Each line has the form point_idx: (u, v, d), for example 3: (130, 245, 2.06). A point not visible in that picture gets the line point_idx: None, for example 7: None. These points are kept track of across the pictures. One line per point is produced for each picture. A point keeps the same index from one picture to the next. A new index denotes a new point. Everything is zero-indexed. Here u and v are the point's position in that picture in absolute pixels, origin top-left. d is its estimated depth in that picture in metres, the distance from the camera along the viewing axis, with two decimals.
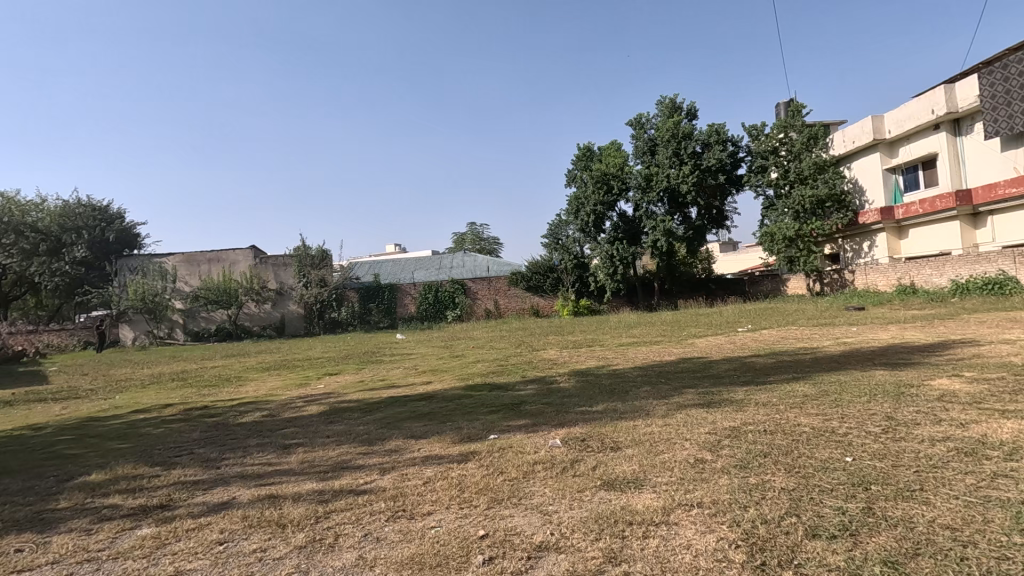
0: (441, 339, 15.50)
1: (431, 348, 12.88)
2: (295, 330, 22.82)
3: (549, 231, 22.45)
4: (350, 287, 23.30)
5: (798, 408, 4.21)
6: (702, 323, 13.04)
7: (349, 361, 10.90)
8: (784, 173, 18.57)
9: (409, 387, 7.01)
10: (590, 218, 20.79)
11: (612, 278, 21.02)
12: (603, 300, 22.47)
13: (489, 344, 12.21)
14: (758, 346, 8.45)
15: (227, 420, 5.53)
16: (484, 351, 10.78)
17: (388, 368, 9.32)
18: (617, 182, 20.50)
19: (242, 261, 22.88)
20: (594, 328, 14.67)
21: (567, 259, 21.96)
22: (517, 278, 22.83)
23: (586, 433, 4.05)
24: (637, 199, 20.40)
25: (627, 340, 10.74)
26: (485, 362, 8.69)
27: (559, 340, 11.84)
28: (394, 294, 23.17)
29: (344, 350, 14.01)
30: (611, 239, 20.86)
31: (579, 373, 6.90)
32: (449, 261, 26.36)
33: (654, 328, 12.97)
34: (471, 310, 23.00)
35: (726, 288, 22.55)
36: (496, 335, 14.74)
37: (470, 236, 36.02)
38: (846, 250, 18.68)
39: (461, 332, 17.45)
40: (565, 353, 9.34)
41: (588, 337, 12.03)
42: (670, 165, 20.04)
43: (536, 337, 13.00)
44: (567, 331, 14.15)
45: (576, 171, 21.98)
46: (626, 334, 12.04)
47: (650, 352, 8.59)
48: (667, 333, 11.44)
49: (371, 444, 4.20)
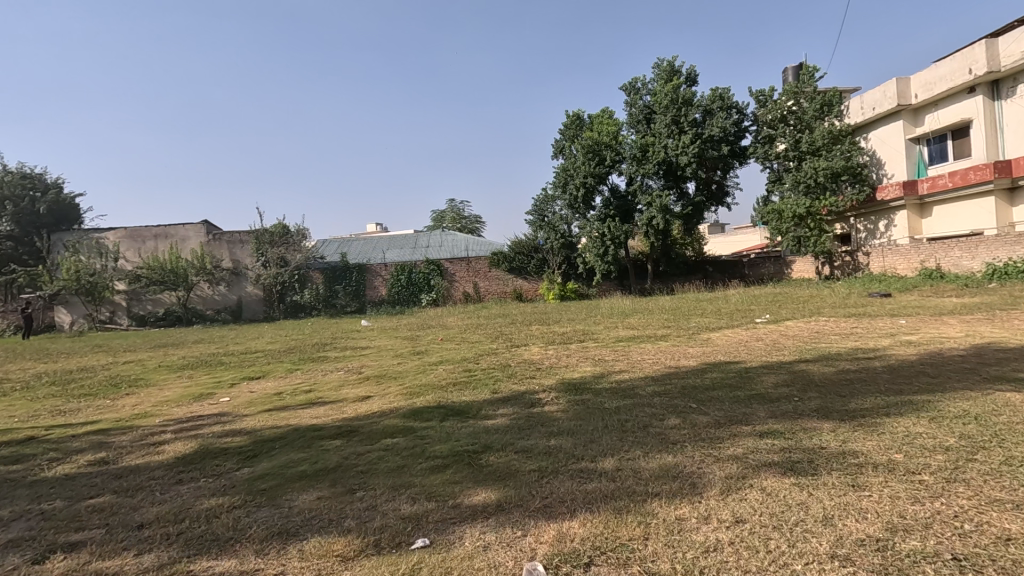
0: (409, 327, 13.55)
1: (392, 340, 10.94)
2: (254, 314, 20.71)
3: (534, 207, 20.53)
4: (315, 268, 21.18)
5: (971, 491, 2.36)
6: (709, 313, 11.25)
7: (286, 358, 8.93)
8: (794, 144, 16.73)
9: (336, 406, 5.06)
10: (580, 192, 18.86)
11: (602, 259, 19.14)
12: (592, 284, 20.64)
13: (461, 336, 10.33)
14: (795, 345, 6.65)
15: (25, 473, 3.53)
16: (453, 346, 8.89)
17: (327, 370, 7.37)
18: (610, 152, 18.55)
19: (193, 237, 20.59)
20: (584, 316, 12.85)
21: (554, 238, 20.06)
22: (499, 258, 20.89)
23: (593, 542, 2.18)
24: (631, 171, 18.49)
25: (625, 334, 8.92)
26: (448, 365, 6.79)
27: (543, 332, 9.99)
28: (363, 275, 21.12)
29: (293, 341, 12.00)
30: (603, 216, 19.00)
31: (572, 387, 5.02)
32: (425, 241, 24.29)
33: (654, 317, 11.17)
34: (448, 294, 21.07)
35: (724, 271, 20.86)
36: (471, 324, 12.85)
37: (450, 213, 33.88)
38: (859, 231, 16.99)
39: (434, 319, 15.54)
40: (550, 351, 7.46)
41: (578, 328, 10.17)
42: (668, 134, 18.12)
43: (516, 328, 11.12)
44: (553, 319, 12.30)
45: (565, 141, 20.00)
46: (622, 325, 10.21)
47: (660, 351, 6.75)
48: (671, 325, 9.64)
49: (193, 560, 2.26)
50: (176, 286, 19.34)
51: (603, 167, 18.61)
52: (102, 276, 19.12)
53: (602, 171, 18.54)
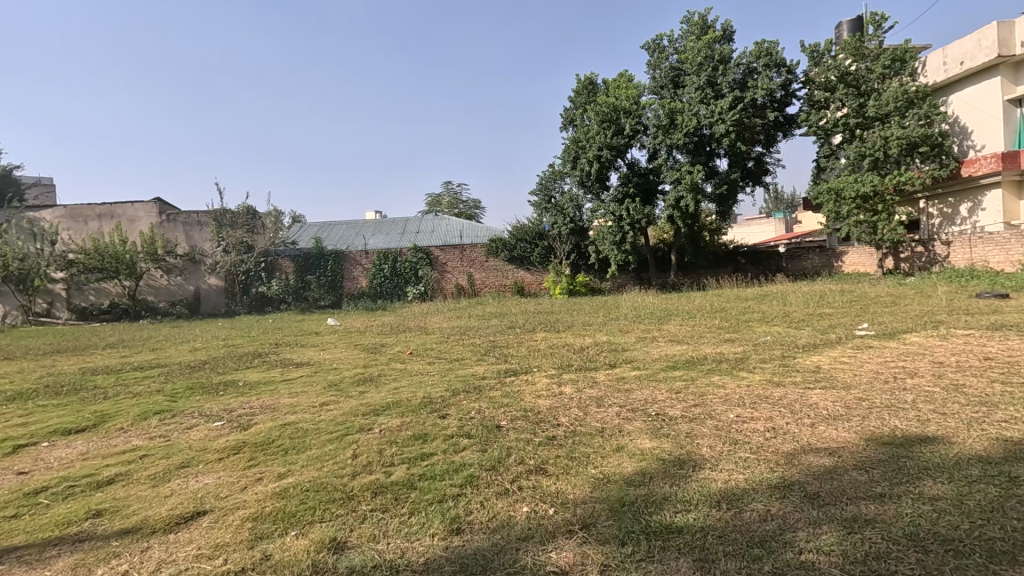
0: (381, 331, 10.67)
1: (348, 351, 8.10)
2: (214, 307, 17.96)
3: (538, 187, 17.61)
4: (285, 255, 18.33)
5: None
6: (774, 319, 8.34)
7: (174, 382, 6.08)
8: (857, 108, 13.74)
9: (87, 560, 2.18)
10: (593, 167, 15.90)
11: (619, 247, 16.23)
12: (605, 277, 17.77)
13: (440, 350, 7.41)
14: (1002, 392, 3.78)
15: None
16: (419, 370, 6.00)
17: (200, 417, 4.48)
18: (630, 120, 15.59)
19: (143, 218, 17.75)
20: (602, 318, 10.01)
21: (562, 223, 17.14)
22: (497, 246, 17.98)
23: None
24: (655, 143, 15.53)
25: (672, 353, 6.02)
26: (390, 421, 3.90)
27: (552, 345, 7.15)
28: (340, 264, 18.24)
29: (222, 348, 9.16)
30: (620, 197, 16.10)
31: (636, 529, 2.14)
32: (415, 226, 21.43)
33: (700, 324, 8.30)
34: (439, 287, 18.22)
35: (758, 262, 18.00)
36: (454, 329, 9.95)
37: (447, 198, 30.96)
38: (931, 216, 14.09)
39: (417, 319, 12.78)
40: (566, 389, 4.57)
41: (600, 340, 7.28)
42: (700, 99, 15.20)
43: (514, 337, 8.23)
44: (565, 325, 9.42)
45: (576, 110, 17.04)
46: (661, 337, 7.32)
47: (762, 401, 3.86)
48: (734, 340, 6.73)
49: None
50: (121, 275, 16.53)
51: (623, 139, 15.66)
52: (34, 262, 16.31)
53: (620, 142, 15.58)
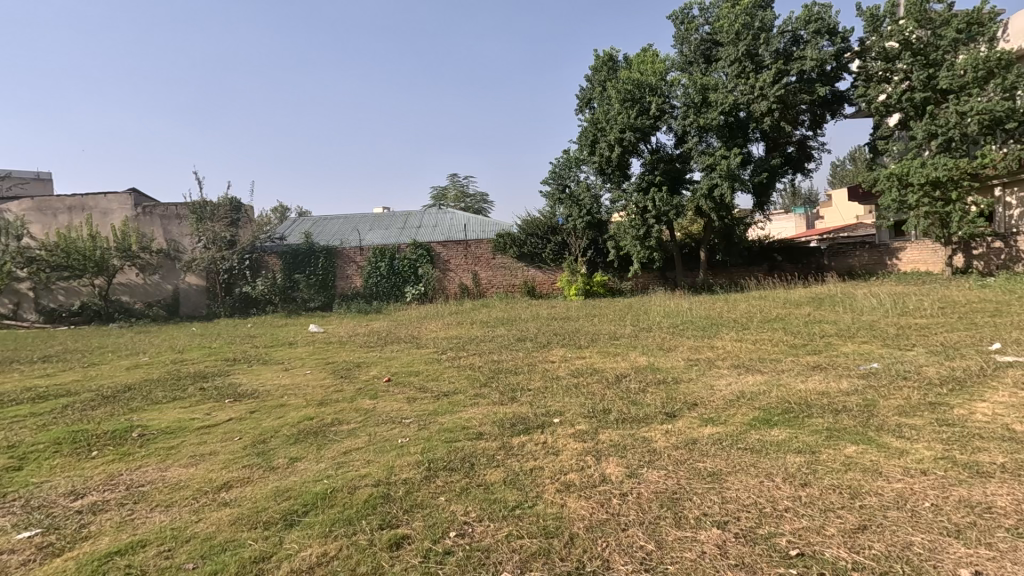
0: (363, 343, 8.93)
1: (313, 375, 6.36)
2: (194, 308, 16.43)
3: (552, 175, 15.78)
4: (272, 251, 16.66)
5: None
6: (858, 334, 6.48)
7: (52, 428, 4.37)
8: (926, 80, 11.79)
9: None
10: (614, 151, 14.05)
11: (642, 243, 14.35)
12: (625, 276, 15.96)
13: (426, 377, 5.65)
14: None
15: None
16: (389, 416, 4.24)
17: (13, 516, 2.75)
18: (656, 98, 13.74)
19: (117, 211, 16.16)
20: (630, 329, 8.20)
21: (577, 216, 15.31)
22: (505, 242, 16.19)
23: None
24: (684, 124, 13.64)
25: (751, 393, 4.21)
26: (299, 558, 2.13)
27: (575, 372, 5.37)
28: (332, 261, 16.55)
29: (168, 366, 7.47)
30: (644, 186, 14.24)
31: None
32: (416, 221, 19.75)
33: (763, 341, 6.46)
34: (440, 287, 16.49)
35: (796, 260, 16.06)
36: (450, 342, 8.19)
37: (453, 192, 29.31)
38: (1009, 206, 12.13)
39: (411, 325, 11.05)
40: (610, 473, 2.79)
41: (638, 365, 5.48)
42: (735, 74, 13.37)
43: (523, 356, 6.45)
44: (587, 338, 7.62)
45: (594, 89, 15.21)
46: (719, 361, 5.50)
47: (991, 527, 2.05)
48: (826, 369, 4.90)
49: None
50: (90, 273, 14.92)
51: (648, 120, 13.82)
52: None
53: (645, 123, 13.72)
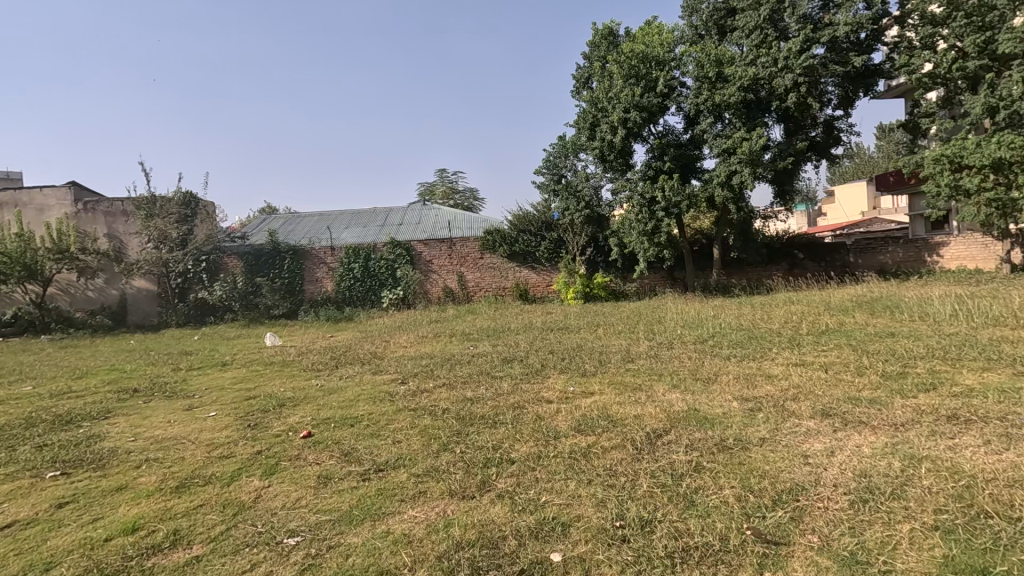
0: (312, 363, 7.14)
1: (217, 420, 4.57)
2: (144, 317, 14.56)
3: (546, 163, 14.02)
4: (232, 251, 14.83)
5: None
6: (965, 358, 4.74)
7: None
8: (982, 46, 10.10)
9: None
10: (617, 135, 12.32)
11: (650, 240, 12.57)
12: (629, 277, 14.23)
13: (364, 430, 3.87)
14: None
15: None
16: (267, 530, 2.45)
17: None
18: (664, 73, 12.01)
19: (55, 207, 14.31)
20: (646, 347, 6.46)
21: (575, 209, 13.56)
22: (494, 240, 14.41)
23: None
24: (697, 102, 11.93)
25: (888, 482, 2.47)
26: None
27: (581, 424, 3.61)
28: (300, 262, 14.74)
29: (40, 402, 5.64)
30: (651, 174, 12.51)
31: None
32: (397, 218, 17.96)
33: (837, 367, 4.70)
34: (422, 290, 14.71)
35: (820, 258, 14.35)
36: (417, 364, 6.43)
37: (441, 188, 27.54)
38: None
39: (379, 338, 9.25)
40: None
41: (674, 412, 3.73)
42: (755, 45, 11.67)
43: (508, 392, 4.69)
44: (594, 360, 5.85)
45: (592, 67, 13.49)
46: (793, 405, 3.74)
47: None
48: (974, 423, 3.16)
49: None
50: (18, 278, 13.04)
51: (655, 98, 12.10)
52: None
53: (652, 102, 11.99)
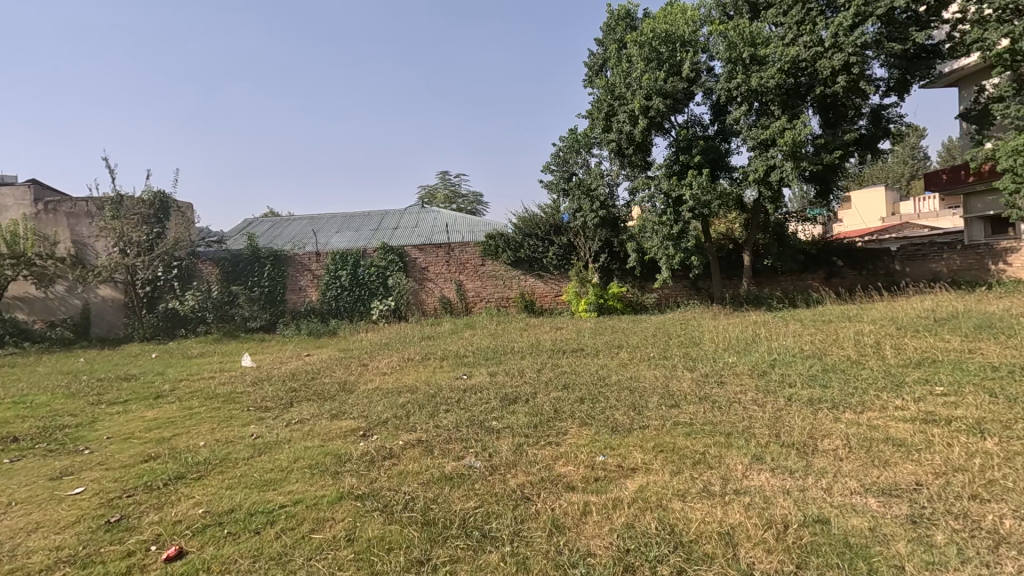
0: (262, 397, 5.66)
1: (79, 503, 3.09)
2: (109, 329, 13.17)
3: (555, 159, 12.54)
4: (208, 256, 13.46)
5: None
6: None
7: None
8: None
9: None
10: (637, 125, 10.83)
11: (675, 245, 11.05)
12: (648, 287, 12.71)
13: (272, 547, 2.37)
14: None
15: None
16: None
17: None
18: (691, 55, 10.54)
19: (14, 208, 12.98)
20: (691, 385, 4.94)
21: (587, 210, 12.08)
22: (496, 245, 12.93)
23: None
24: (728, 88, 10.45)
25: None
26: None
27: (631, 555, 2.10)
28: (282, 269, 13.32)
29: None
30: (675, 169, 11.02)
31: None
32: (393, 222, 16.56)
33: (995, 430, 3.15)
34: (416, 301, 13.24)
35: (863, 267, 12.76)
36: (390, 405, 4.94)
37: (443, 191, 26.11)
38: None
39: (356, 361, 7.77)
40: None
41: (784, 527, 2.23)
42: (795, 22, 10.20)
43: (507, 463, 3.19)
44: (624, 404, 4.36)
45: (607, 52, 12.05)
46: (983, 515, 2.24)
47: None
48: None
49: None
50: None
51: (680, 84, 10.63)
52: None
53: (677, 88, 10.51)
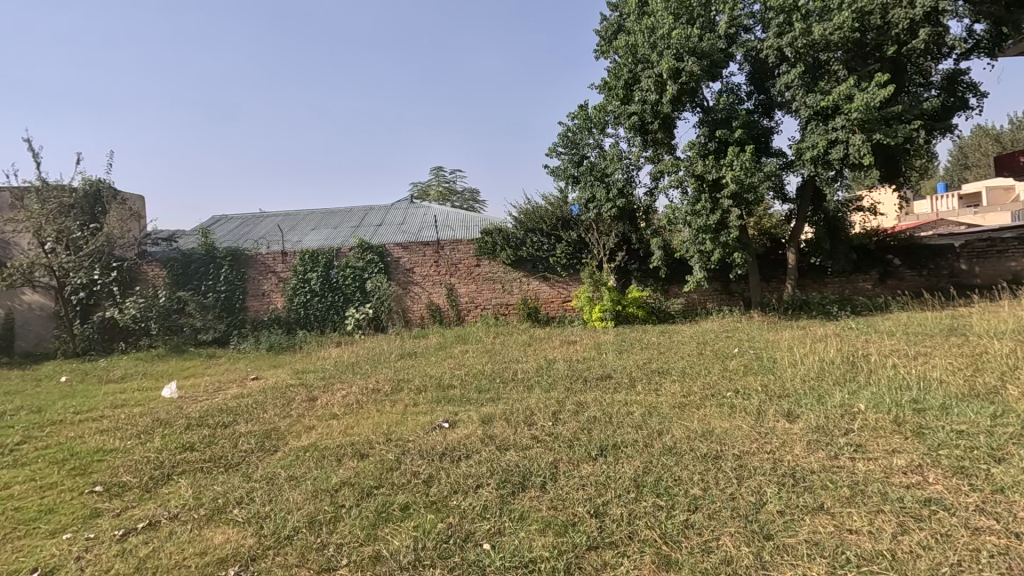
0: (131, 464, 3.67)
1: None
2: (37, 343, 11.12)
3: (563, 140, 10.58)
4: (155, 257, 11.46)
5: None
6: None
7: None
8: None
9: None
10: (664, 94, 8.86)
11: (711, 240, 9.09)
12: (673, 291, 10.78)
13: None
14: None
15: None
16: None
17: None
18: (731, 7, 8.58)
19: None
20: (813, 456, 2.99)
21: (602, 199, 10.12)
22: (493, 242, 10.99)
23: None
24: (777, 47, 8.51)
25: None
26: None
27: None
28: (241, 271, 11.33)
29: None
30: (711, 147, 9.04)
31: None
32: (377, 218, 14.61)
33: None
34: (400, 308, 11.28)
35: (926, 267, 10.79)
36: (315, 493, 2.97)
37: (437, 188, 24.17)
38: None
39: (304, 393, 5.79)
40: None
41: None
42: None
43: None
44: (723, 509, 2.40)
45: (624, 11, 10.10)
46: None
47: None
48: None
49: None
50: None
51: (718, 42, 8.68)
52: None
53: (715, 46, 8.55)
